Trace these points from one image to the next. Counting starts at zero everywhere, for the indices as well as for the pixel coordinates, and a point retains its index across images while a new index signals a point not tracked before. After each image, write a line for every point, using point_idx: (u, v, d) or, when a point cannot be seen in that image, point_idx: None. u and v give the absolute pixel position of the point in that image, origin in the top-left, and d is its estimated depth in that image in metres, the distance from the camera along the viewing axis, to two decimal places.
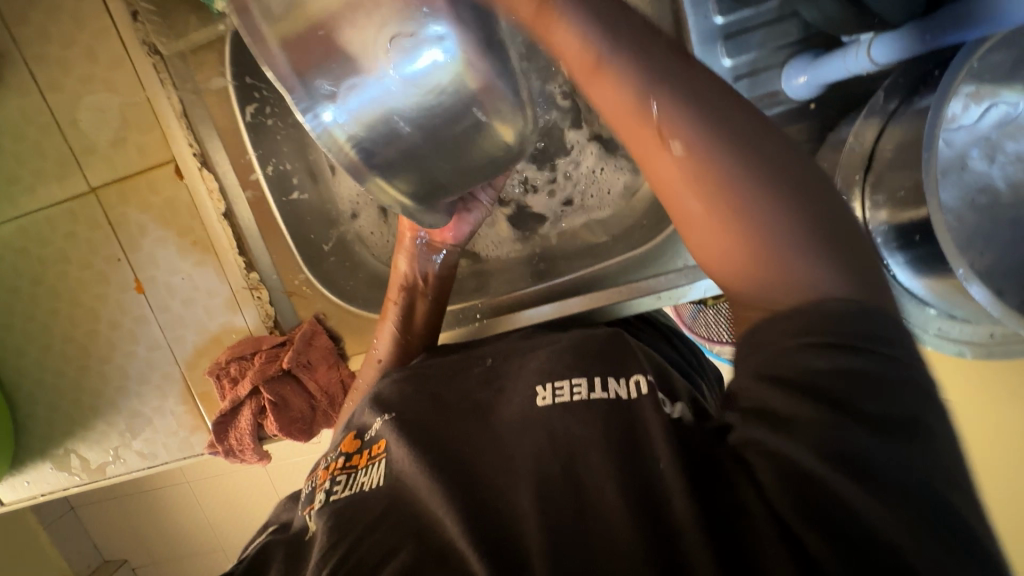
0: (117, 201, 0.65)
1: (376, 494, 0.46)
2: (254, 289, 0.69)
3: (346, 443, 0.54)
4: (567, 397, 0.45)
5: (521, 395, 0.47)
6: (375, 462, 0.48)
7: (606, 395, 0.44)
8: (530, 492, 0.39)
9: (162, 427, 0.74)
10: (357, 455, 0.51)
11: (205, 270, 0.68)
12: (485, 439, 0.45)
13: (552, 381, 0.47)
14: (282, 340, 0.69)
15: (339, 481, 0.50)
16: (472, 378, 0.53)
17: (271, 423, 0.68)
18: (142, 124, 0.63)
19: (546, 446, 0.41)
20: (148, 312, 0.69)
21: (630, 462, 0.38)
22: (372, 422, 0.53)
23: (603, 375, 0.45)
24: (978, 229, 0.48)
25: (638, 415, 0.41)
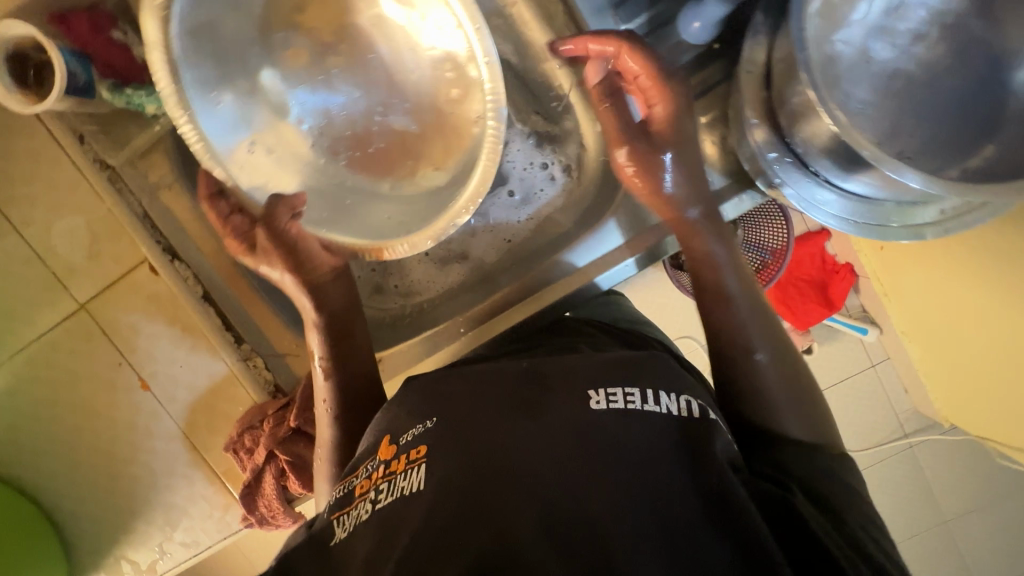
0: (107, 309, 0.70)
1: (427, 500, 0.45)
2: (248, 358, 0.72)
3: (380, 449, 0.55)
4: (621, 405, 0.48)
5: (571, 398, 0.49)
6: (415, 466, 0.49)
7: (659, 408, 0.48)
8: (607, 495, 0.42)
9: (198, 511, 0.76)
10: (395, 461, 0.51)
11: (199, 352, 0.71)
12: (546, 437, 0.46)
13: (604, 389, 0.50)
14: (285, 400, 0.72)
15: (382, 489, 0.49)
16: (512, 380, 0.55)
17: (294, 482, 0.71)
18: (111, 234, 0.68)
19: (620, 457, 0.44)
20: (157, 406, 0.73)
21: (694, 476, 0.43)
22: (413, 426, 0.54)
23: (655, 389, 0.50)
24: (898, 113, 0.49)
25: (697, 427, 0.47)
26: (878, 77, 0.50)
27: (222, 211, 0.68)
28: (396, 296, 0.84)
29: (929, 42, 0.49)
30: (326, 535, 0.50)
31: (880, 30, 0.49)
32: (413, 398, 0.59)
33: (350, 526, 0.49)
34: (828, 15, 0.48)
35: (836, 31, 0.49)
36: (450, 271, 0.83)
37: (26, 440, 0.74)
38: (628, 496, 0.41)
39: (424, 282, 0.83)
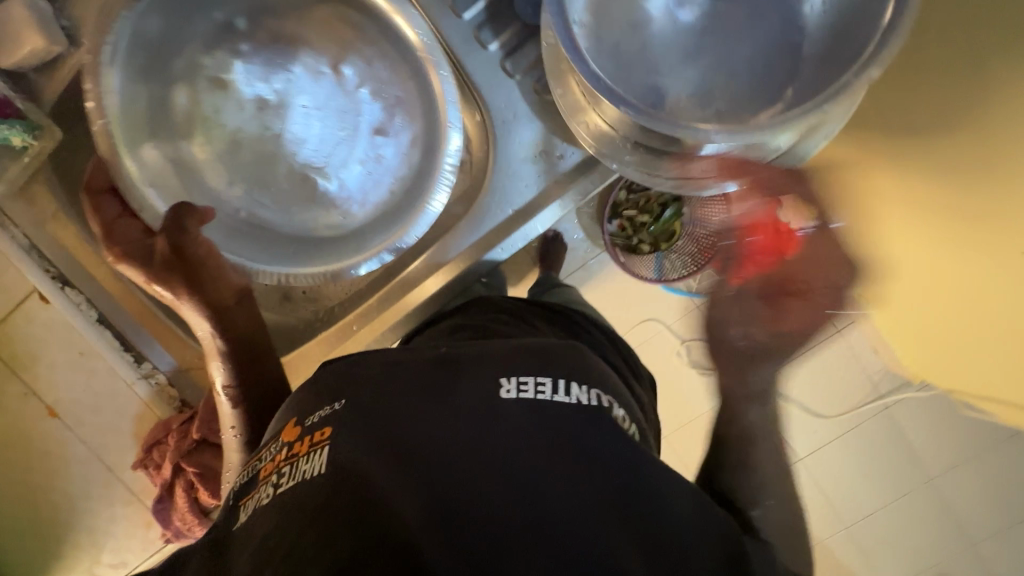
0: (5, 341, 0.71)
1: (319, 482, 0.46)
2: (150, 376, 0.73)
3: (286, 431, 0.55)
4: (531, 394, 0.51)
5: (482, 385, 0.52)
6: (318, 448, 0.49)
7: (571, 398, 0.51)
8: (500, 488, 0.44)
9: (121, 531, 0.77)
10: (300, 442, 0.52)
11: (101, 375, 0.73)
12: (443, 430, 0.48)
13: (516, 377, 0.52)
14: (190, 413, 0.73)
15: (283, 471, 0.50)
16: (434, 367, 0.55)
17: (203, 494, 0.72)
18: (2, 269, 0.70)
19: (509, 438, 0.47)
20: (67, 432, 0.74)
21: (588, 450, 0.47)
22: (321, 407, 0.54)
23: (567, 381, 0.53)
24: (704, 72, 0.53)
25: (605, 416, 0.51)
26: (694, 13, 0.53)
27: (109, 213, 0.68)
28: (305, 303, 0.84)
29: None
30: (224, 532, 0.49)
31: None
32: (322, 382, 0.58)
33: (254, 511, 0.48)
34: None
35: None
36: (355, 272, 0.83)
37: None
38: (512, 487, 0.44)
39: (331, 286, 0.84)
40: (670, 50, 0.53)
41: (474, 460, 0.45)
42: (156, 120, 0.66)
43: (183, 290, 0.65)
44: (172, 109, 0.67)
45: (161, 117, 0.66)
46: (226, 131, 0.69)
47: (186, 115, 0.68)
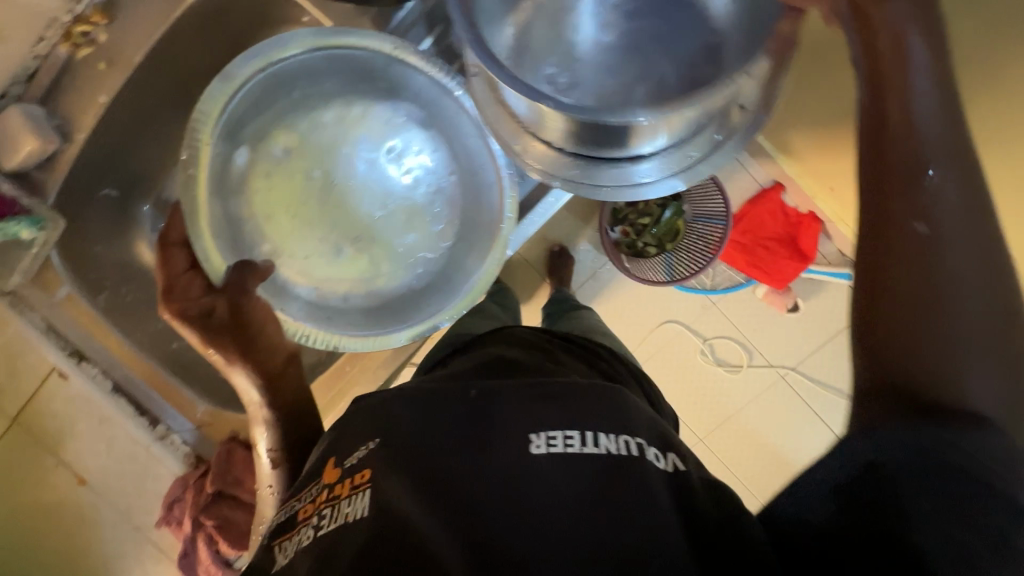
0: (32, 419, 0.77)
1: (365, 528, 0.49)
2: (164, 437, 0.77)
3: (325, 472, 0.58)
4: (561, 447, 0.54)
5: (515, 441, 0.55)
6: (358, 491, 0.52)
7: (599, 449, 0.54)
8: (542, 516, 0.49)
9: None
10: (339, 484, 0.55)
11: (121, 440, 0.77)
12: (483, 483, 0.51)
13: (545, 432, 0.55)
14: (204, 468, 0.76)
15: (325, 514, 0.52)
16: (470, 410, 0.60)
17: (223, 545, 0.75)
18: (23, 351, 0.75)
19: (544, 488, 0.51)
20: (96, 497, 0.79)
21: (607, 494, 0.50)
22: (357, 449, 0.58)
23: (595, 431, 0.55)
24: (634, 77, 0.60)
25: (635, 466, 0.52)
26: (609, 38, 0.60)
27: (177, 266, 0.60)
28: None
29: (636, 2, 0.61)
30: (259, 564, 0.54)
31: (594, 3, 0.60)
32: (362, 414, 0.62)
33: (291, 551, 0.51)
34: (547, 16, 0.61)
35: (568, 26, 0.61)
36: None
37: None
38: (527, 536, 0.47)
39: None
40: (589, 73, 0.60)
41: (504, 518, 0.48)
42: (224, 181, 0.64)
43: (239, 358, 0.57)
44: (230, 171, 0.65)
45: (224, 182, 0.64)
46: (286, 199, 0.68)
47: (244, 176, 0.66)
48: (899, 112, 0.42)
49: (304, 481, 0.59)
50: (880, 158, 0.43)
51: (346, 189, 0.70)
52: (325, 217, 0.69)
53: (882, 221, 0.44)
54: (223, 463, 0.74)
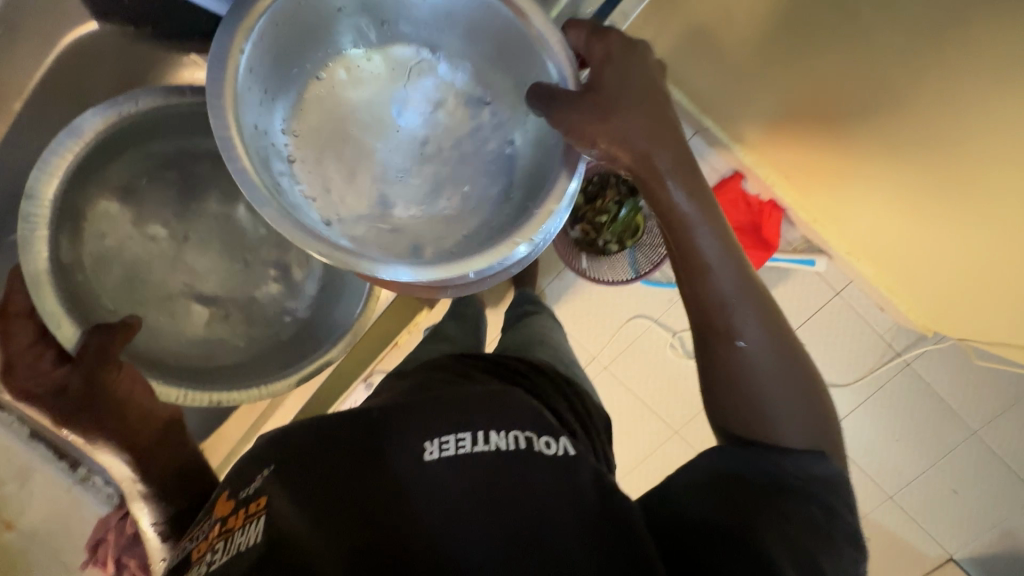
0: None
1: (251, 556, 0.49)
2: (84, 479, 0.79)
3: (218, 507, 0.60)
4: (453, 450, 0.54)
5: (409, 450, 0.55)
6: (251, 520, 0.52)
7: (487, 446, 0.54)
8: (442, 512, 0.50)
9: None
10: (233, 516, 0.55)
11: (44, 487, 0.78)
12: (372, 489, 0.52)
13: (438, 438, 0.55)
14: (122, 509, 0.76)
15: (218, 548, 0.53)
16: (360, 423, 0.59)
17: None
18: None
19: (437, 494, 0.51)
20: (22, 545, 0.79)
21: (501, 486, 0.51)
22: (254, 478, 0.59)
23: (485, 429, 0.56)
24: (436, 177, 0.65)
25: (525, 459, 0.54)
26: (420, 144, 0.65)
27: (23, 338, 0.67)
28: None
29: (449, 107, 0.64)
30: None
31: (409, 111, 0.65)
32: (254, 454, 0.62)
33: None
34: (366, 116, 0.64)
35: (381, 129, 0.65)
36: None
37: None
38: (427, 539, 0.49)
39: None
40: (393, 174, 0.65)
41: (395, 522, 0.50)
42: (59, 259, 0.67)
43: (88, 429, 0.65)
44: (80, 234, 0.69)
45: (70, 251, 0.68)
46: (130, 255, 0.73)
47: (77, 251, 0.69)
48: (667, 202, 0.57)
49: (200, 517, 0.61)
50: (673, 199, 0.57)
51: (200, 254, 0.76)
52: (176, 282, 0.75)
53: (705, 326, 0.57)
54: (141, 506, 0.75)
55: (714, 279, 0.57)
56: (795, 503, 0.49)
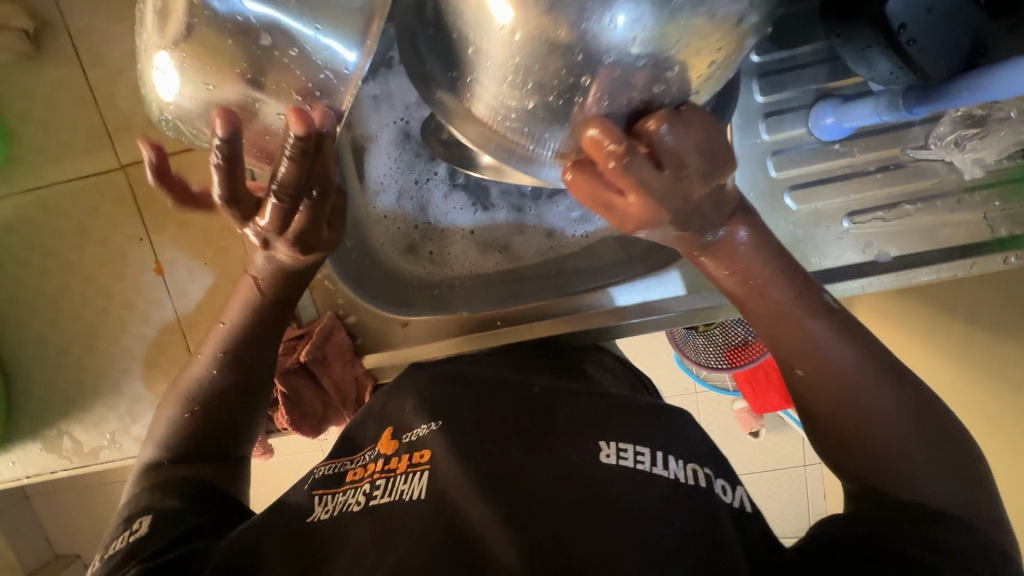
0: (147, 180, 0.65)
1: (423, 507, 0.46)
2: None
3: (381, 442, 0.57)
4: (630, 462, 0.48)
5: (580, 447, 0.49)
6: (417, 472, 0.50)
7: (667, 473, 0.47)
8: (635, 525, 0.43)
9: None
10: (396, 459, 0.53)
11: (229, 255, 0.67)
12: (545, 468, 0.47)
13: (615, 442, 0.49)
14: (298, 332, 0.70)
15: (378, 485, 0.50)
16: (519, 398, 0.57)
17: (282, 415, 0.69)
18: None
19: (625, 490, 0.45)
20: (164, 294, 0.68)
21: (679, 507, 0.45)
22: (415, 427, 0.57)
23: (665, 452, 0.49)
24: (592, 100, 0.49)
25: (704, 500, 0.46)
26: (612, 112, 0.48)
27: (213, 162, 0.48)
28: (426, 261, 0.84)
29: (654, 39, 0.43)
30: (306, 509, 0.52)
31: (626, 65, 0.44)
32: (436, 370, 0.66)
33: (338, 510, 0.50)
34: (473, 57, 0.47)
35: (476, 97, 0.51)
36: (487, 260, 0.84)
37: (7, 280, 0.69)
38: (602, 536, 0.42)
39: (460, 257, 0.84)
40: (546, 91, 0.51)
41: (568, 496, 0.45)
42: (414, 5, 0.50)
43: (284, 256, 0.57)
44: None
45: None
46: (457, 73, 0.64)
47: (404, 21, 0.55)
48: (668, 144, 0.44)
49: (364, 445, 0.59)
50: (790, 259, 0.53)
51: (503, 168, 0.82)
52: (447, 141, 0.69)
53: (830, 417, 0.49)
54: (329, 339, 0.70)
55: (841, 394, 0.47)
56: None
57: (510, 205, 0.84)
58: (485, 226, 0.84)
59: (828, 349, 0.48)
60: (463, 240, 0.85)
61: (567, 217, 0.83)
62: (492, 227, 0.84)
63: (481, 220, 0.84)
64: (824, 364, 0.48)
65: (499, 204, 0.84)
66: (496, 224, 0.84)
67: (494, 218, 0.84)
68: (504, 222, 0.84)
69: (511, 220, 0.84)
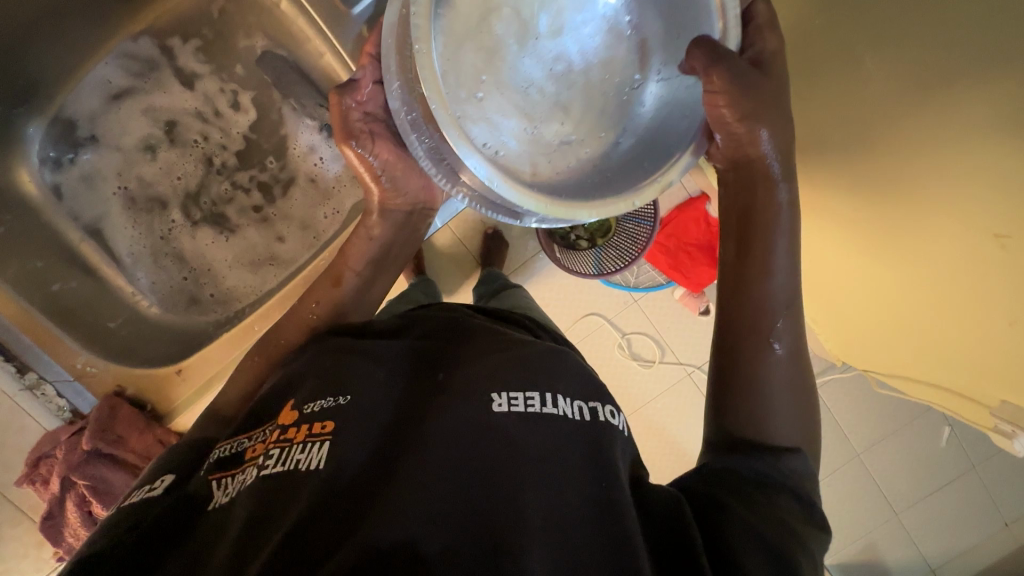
0: None
1: (313, 483, 0.40)
2: (34, 386, 0.70)
3: (281, 414, 0.48)
4: (522, 408, 0.45)
5: (473, 398, 0.45)
6: (318, 441, 0.43)
7: (557, 411, 0.45)
8: (530, 486, 0.40)
9: (12, 555, 0.73)
10: (295, 429, 0.45)
11: None
12: (447, 431, 0.43)
13: (507, 390, 0.46)
14: (79, 424, 0.71)
15: (271, 456, 0.43)
16: (428, 371, 0.53)
17: (97, 508, 0.69)
18: None
19: (533, 437, 0.43)
20: None
21: (576, 444, 0.44)
22: (320, 396, 0.48)
23: (555, 391, 0.47)
24: (566, 94, 0.50)
25: (597, 434, 0.45)
26: (643, 55, 0.50)
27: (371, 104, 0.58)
28: (213, 306, 0.84)
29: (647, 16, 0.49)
30: (204, 495, 0.45)
31: (571, 25, 0.49)
32: (327, 347, 0.56)
33: (236, 487, 0.43)
34: (543, 169, 0.50)
35: (623, 106, 0.51)
36: (266, 277, 0.84)
37: None
38: (509, 490, 0.39)
39: (239, 287, 0.84)
40: (583, 54, 0.50)
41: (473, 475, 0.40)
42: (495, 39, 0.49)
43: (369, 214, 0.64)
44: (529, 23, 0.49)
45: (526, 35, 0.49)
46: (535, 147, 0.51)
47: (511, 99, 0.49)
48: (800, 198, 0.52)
49: (267, 417, 0.50)
50: (790, 205, 0.51)
51: (227, 186, 0.83)
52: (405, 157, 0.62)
53: (755, 309, 0.49)
54: (110, 416, 0.69)
55: (775, 284, 0.49)
56: (781, 497, 0.41)
57: (263, 217, 0.84)
58: (250, 248, 0.84)
59: (779, 238, 0.50)
60: (233, 269, 0.85)
61: (319, 207, 0.83)
62: (249, 252, 0.84)
63: (249, 248, 0.84)
64: (775, 267, 0.50)
65: (239, 221, 0.84)
66: (257, 241, 0.84)
67: (247, 236, 0.84)
68: (260, 235, 0.84)
69: (265, 233, 0.84)
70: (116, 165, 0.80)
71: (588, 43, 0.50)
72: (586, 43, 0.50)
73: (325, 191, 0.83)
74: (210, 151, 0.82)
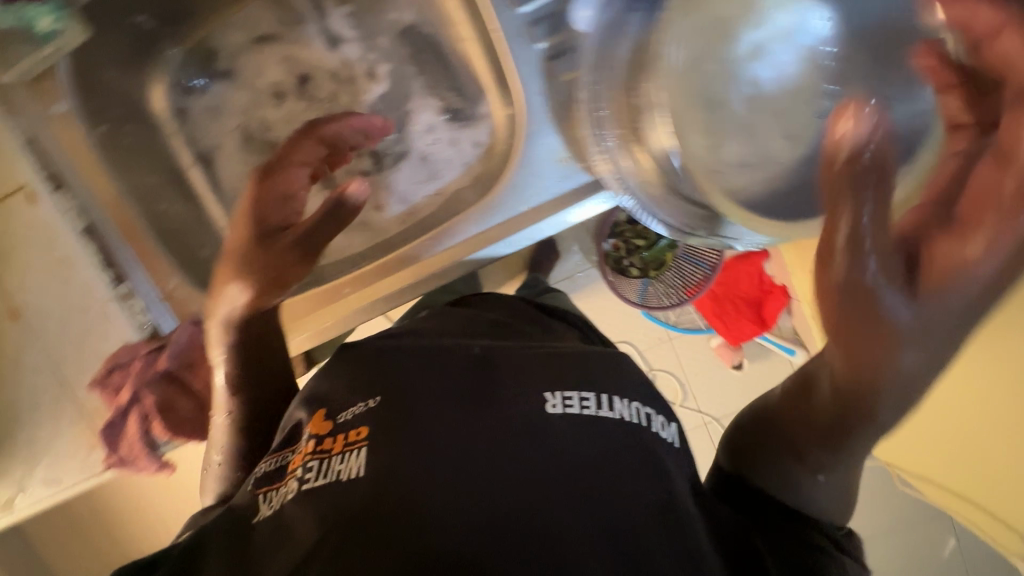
0: None
1: (360, 482, 0.46)
2: (124, 298, 0.71)
3: (313, 425, 0.56)
4: (577, 409, 0.53)
5: (531, 399, 0.54)
6: (352, 450, 0.50)
7: (612, 414, 0.54)
8: (571, 481, 0.47)
9: (61, 451, 0.74)
10: (329, 441, 0.52)
11: (73, 286, 0.70)
12: (499, 427, 0.51)
13: (560, 392, 0.55)
14: (158, 343, 0.71)
15: (310, 467, 0.50)
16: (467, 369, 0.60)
17: (159, 425, 0.72)
18: None
19: (573, 443, 0.50)
20: (27, 337, 0.71)
21: (622, 444, 0.51)
22: (351, 405, 0.56)
23: (607, 394, 0.55)
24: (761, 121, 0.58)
25: (644, 444, 0.52)
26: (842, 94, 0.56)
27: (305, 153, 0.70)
28: None
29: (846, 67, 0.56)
30: (250, 510, 0.52)
31: (772, 59, 0.57)
32: (360, 363, 0.63)
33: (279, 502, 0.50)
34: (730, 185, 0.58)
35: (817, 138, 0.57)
36: (353, 240, 0.84)
37: None
38: (550, 498, 0.45)
39: (324, 243, 0.84)
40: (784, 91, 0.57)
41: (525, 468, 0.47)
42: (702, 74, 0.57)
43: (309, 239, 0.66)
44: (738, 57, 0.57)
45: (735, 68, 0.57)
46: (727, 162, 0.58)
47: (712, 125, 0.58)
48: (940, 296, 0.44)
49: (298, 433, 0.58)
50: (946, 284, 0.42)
51: None
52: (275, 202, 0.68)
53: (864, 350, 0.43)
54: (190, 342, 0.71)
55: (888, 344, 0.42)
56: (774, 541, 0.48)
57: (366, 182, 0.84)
58: None
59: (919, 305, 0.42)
60: None
61: (423, 185, 0.84)
62: None
63: None
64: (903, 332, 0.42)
65: (344, 180, 0.85)
66: None
67: None
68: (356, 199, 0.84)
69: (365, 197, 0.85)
70: (243, 103, 0.82)
71: (786, 82, 0.57)
72: (785, 82, 0.57)
73: (435, 168, 0.83)
74: (333, 112, 0.83)
